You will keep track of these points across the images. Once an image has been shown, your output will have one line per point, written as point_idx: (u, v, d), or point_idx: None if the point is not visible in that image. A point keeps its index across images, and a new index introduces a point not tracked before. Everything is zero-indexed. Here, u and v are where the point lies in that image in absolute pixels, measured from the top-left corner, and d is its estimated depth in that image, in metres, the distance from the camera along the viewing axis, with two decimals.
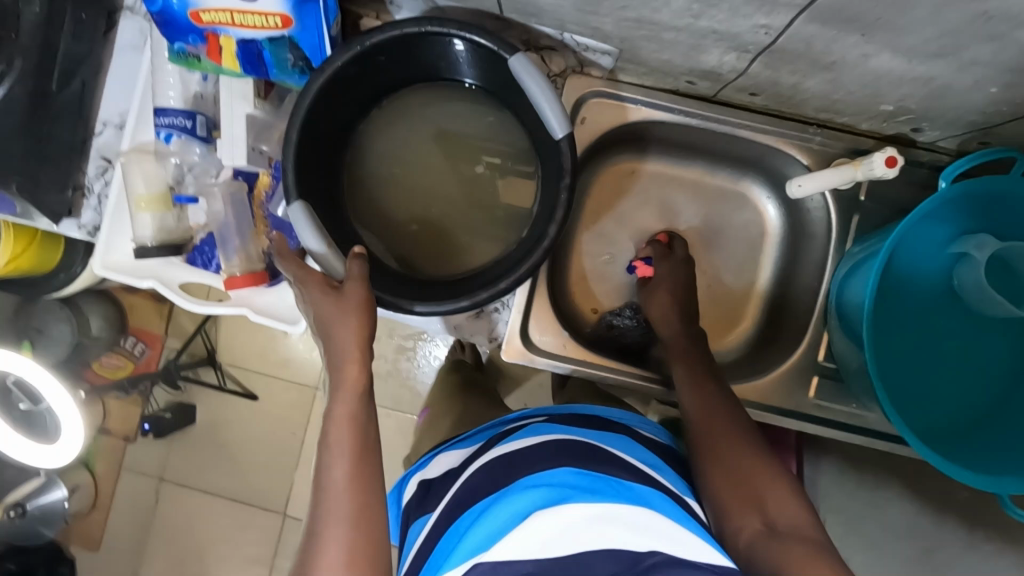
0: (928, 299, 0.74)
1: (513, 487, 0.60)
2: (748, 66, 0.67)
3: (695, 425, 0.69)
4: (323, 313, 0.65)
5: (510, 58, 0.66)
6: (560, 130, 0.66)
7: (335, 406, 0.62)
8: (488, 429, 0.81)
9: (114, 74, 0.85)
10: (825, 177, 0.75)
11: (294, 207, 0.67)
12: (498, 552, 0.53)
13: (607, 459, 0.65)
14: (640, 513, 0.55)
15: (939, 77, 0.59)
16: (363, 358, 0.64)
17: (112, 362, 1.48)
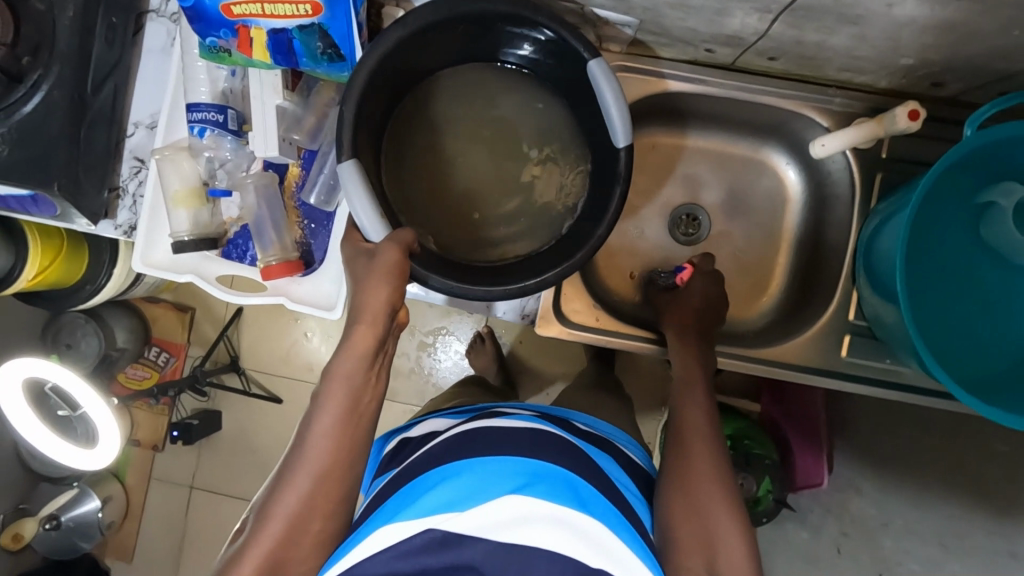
0: (957, 249, 0.75)
1: (493, 466, 0.63)
2: (770, 28, 0.68)
3: (682, 433, 0.70)
4: (356, 274, 0.68)
5: (590, 60, 0.70)
6: (622, 140, 0.72)
7: (336, 361, 0.64)
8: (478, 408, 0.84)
9: (143, 76, 0.87)
10: (848, 134, 0.76)
11: (346, 165, 0.69)
12: (454, 523, 0.57)
13: (585, 462, 0.67)
14: (595, 522, 0.59)
15: (963, 22, 0.59)
16: (376, 323, 0.65)
17: (139, 373, 1.55)
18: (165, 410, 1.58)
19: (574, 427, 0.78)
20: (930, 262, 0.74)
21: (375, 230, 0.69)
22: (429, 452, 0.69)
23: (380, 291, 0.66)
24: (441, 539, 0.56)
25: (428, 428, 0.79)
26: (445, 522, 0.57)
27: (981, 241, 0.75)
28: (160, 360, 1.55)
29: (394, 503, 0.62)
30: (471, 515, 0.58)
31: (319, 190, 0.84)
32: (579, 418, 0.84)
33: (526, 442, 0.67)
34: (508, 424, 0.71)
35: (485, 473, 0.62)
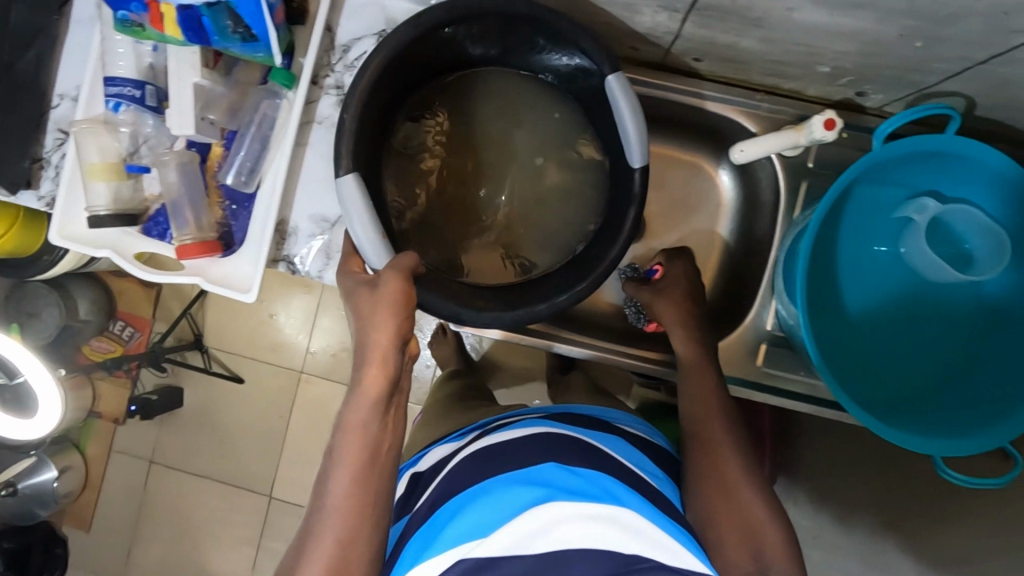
0: (874, 264, 0.75)
1: (511, 481, 0.63)
2: (681, 27, 0.67)
3: (696, 445, 0.72)
4: (361, 308, 0.69)
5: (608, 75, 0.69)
6: (638, 160, 0.72)
7: (347, 413, 0.65)
8: (477, 427, 0.83)
9: (72, 47, 0.86)
10: (768, 142, 0.74)
11: (346, 180, 0.70)
12: (483, 547, 0.56)
13: (601, 460, 0.67)
14: (629, 513, 0.58)
15: (865, 30, 0.57)
16: (383, 362, 0.66)
17: (102, 346, 1.53)
18: (127, 385, 1.56)
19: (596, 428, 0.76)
20: (842, 280, 0.75)
21: (377, 256, 0.71)
22: (451, 476, 0.69)
23: (387, 326, 0.66)
24: (476, 565, 0.55)
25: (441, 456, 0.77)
26: (476, 548, 0.56)
27: (901, 258, 0.75)
28: (125, 334, 1.55)
29: (428, 533, 0.62)
30: (499, 534, 0.56)
31: (237, 170, 0.84)
32: (617, 418, 0.82)
33: (537, 452, 0.67)
34: (509, 438, 0.71)
35: (495, 492, 0.62)
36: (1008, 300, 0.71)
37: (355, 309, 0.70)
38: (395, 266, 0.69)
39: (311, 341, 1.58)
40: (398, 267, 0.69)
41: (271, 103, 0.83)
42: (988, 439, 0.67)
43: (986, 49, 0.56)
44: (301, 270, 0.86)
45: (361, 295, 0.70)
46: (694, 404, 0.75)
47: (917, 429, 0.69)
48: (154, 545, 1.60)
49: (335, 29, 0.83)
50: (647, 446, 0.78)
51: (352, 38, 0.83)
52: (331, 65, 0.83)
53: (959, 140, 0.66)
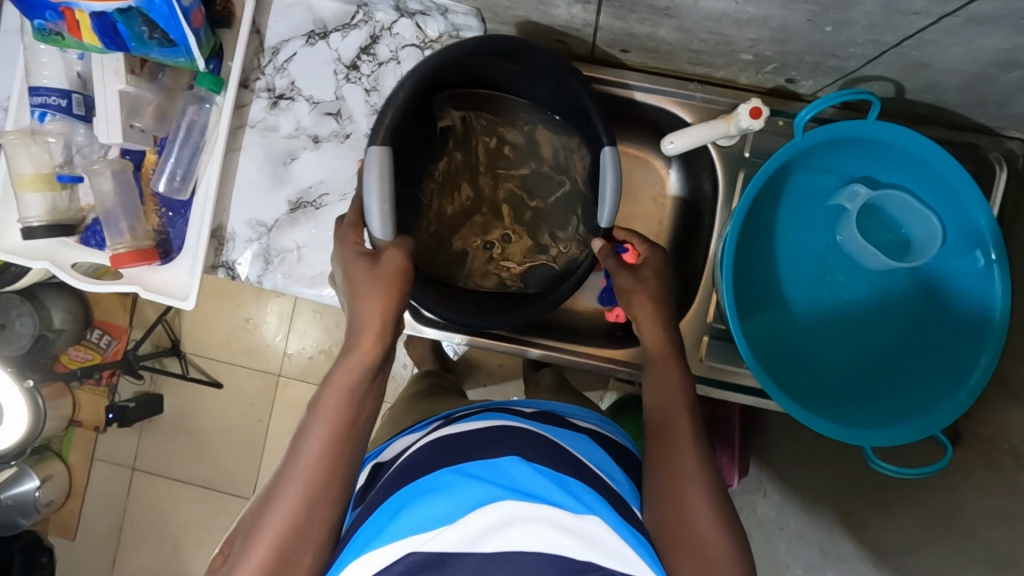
0: (812, 253, 0.74)
1: (467, 471, 0.58)
2: (598, 18, 0.66)
3: (654, 431, 0.69)
4: (357, 280, 0.67)
5: (608, 147, 0.72)
6: (605, 220, 0.76)
7: (335, 371, 0.63)
8: (434, 418, 0.79)
9: (2, 58, 0.85)
10: (696, 133, 0.74)
11: (374, 150, 0.69)
12: (436, 542, 0.51)
13: (557, 454, 0.62)
14: (591, 520, 0.54)
15: (771, 17, 0.57)
16: (381, 333, 0.65)
17: (81, 355, 1.52)
18: (106, 392, 1.54)
19: (563, 425, 0.72)
20: (779, 272, 0.74)
21: (386, 232, 0.69)
22: (397, 468, 0.64)
23: (383, 300, 0.65)
24: (424, 562, 0.50)
25: (400, 447, 0.71)
26: (427, 542, 0.51)
27: (839, 247, 0.74)
28: (103, 342, 1.52)
29: (371, 524, 0.57)
30: (453, 530, 0.52)
31: (170, 177, 0.84)
32: (579, 413, 0.78)
33: (503, 445, 0.62)
34: (471, 430, 0.65)
35: (448, 483, 0.57)
36: (945, 289, 0.70)
37: (350, 280, 0.68)
38: (399, 245, 0.68)
39: (288, 342, 1.57)
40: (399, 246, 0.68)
41: (200, 108, 0.83)
42: (918, 428, 0.67)
43: (894, 32, 0.55)
44: (241, 276, 0.85)
45: (352, 265, 0.68)
46: (658, 398, 0.70)
47: (847, 421, 0.69)
48: (138, 551, 1.60)
49: (264, 31, 0.82)
50: (611, 442, 0.74)
51: (281, 40, 0.82)
52: (262, 67, 0.83)
53: (883, 125, 0.65)
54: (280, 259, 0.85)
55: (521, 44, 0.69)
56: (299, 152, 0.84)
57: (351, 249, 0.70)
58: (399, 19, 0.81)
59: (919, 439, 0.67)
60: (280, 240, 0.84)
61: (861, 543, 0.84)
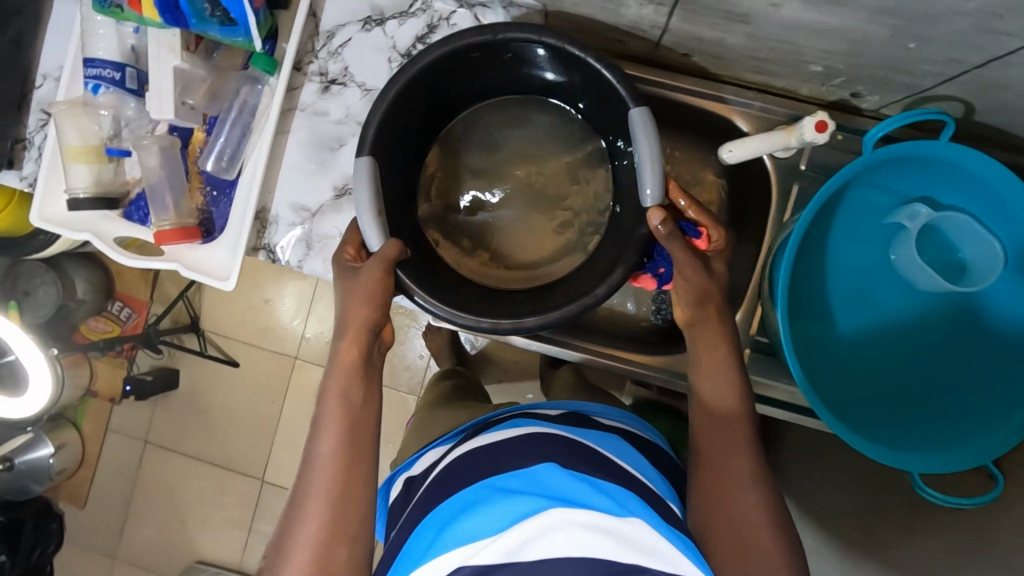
0: (865, 274, 0.73)
1: (506, 482, 0.58)
2: (667, 21, 0.65)
3: (697, 438, 0.68)
4: (344, 286, 0.71)
5: (634, 109, 0.66)
6: (650, 198, 0.67)
7: (328, 381, 0.69)
8: (467, 425, 0.79)
9: (55, 27, 0.85)
10: (757, 143, 0.72)
11: (361, 161, 0.69)
12: (483, 555, 0.52)
13: (590, 458, 0.62)
14: (632, 522, 0.53)
15: (850, 30, 0.56)
16: (360, 337, 0.70)
17: (100, 326, 1.55)
18: (123, 363, 1.58)
19: (593, 426, 0.72)
20: (830, 289, 0.73)
21: (379, 239, 0.70)
22: (445, 475, 0.65)
23: (362, 309, 0.70)
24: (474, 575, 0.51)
25: (432, 460, 0.73)
26: (473, 555, 0.52)
27: (892, 266, 0.72)
28: (123, 315, 1.56)
29: (421, 540, 0.58)
30: (501, 539, 0.52)
31: (218, 156, 0.82)
32: (605, 411, 0.78)
33: (537, 451, 0.62)
34: (506, 437, 0.66)
35: (495, 492, 0.58)
36: (1001, 317, 0.68)
37: (340, 290, 0.72)
38: (379, 257, 0.69)
39: (307, 326, 1.57)
40: (391, 248, 0.70)
41: (252, 89, 0.82)
42: (964, 457, 0.66)
43: (979, 52, 0.54)
44: (281, 260, 0.85)
45: (340, 277, 0.73)
46: (702, 411, 0.70)
47: (896, 445, 0.68)
48: (145, 523, 1.61)
49: (320, 15, 0.82)
50: (641, 443, 0.74)
51: (337, 25, 0.81)
52: (316, 50, 0.82)
53: (953, 147, 0.63)
54: (320, 246, 0.84)
55: (452, 36, 0.67)
56: (347, 138, 0.83)
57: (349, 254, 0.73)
58: (457, 10, 0.79)
59: (965, 468, 0.66)
60: (322, 226, 0.84)
61: (883, 564, 0.83)
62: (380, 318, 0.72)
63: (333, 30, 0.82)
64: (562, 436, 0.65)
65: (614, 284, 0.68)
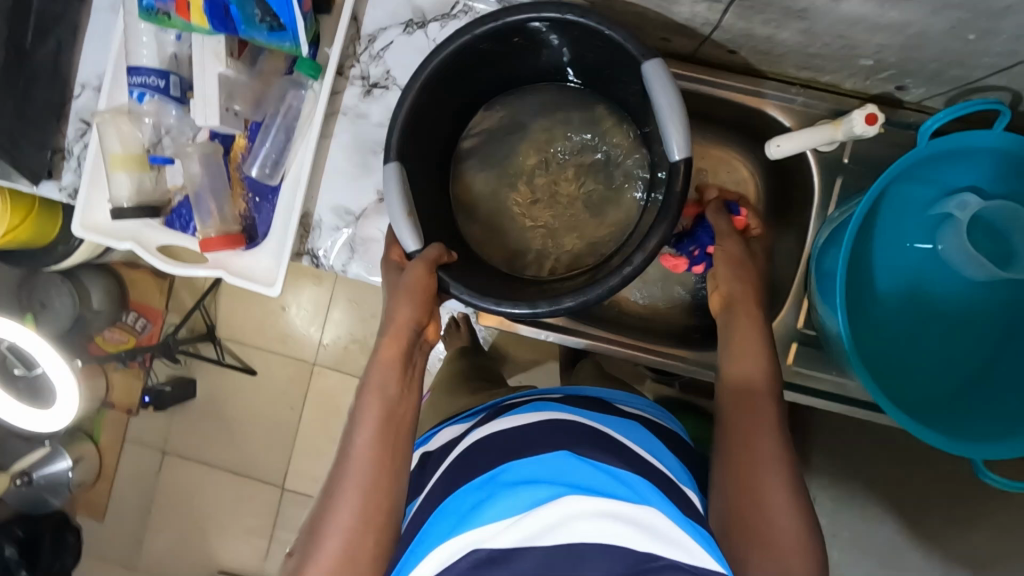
0: (913, 265, 0.73)
1: (525, 467, 0.57)
2: (721, 18, 0.66)
3: (723, 421, 0.68)
4: (393, 282, 0.74)
5: (641, 58, 0.64)
6: (678, 150, 0.64)
7: (371, 376, 0.67)
8: (486, 407, 0.79)
9: (92, 34, 0.84)
10: (803, 137, 0.73)
11: (390, 167, 0.70)
12: (498, 540, 0.50)
13: (610, 448, 0.61)
14: (651, 513, 0.52)
15: (911, 23, 0.56)
16: (403, 339, 0.69)
17: (115, 337, 1.53)
18: (138, 373, 1.56)
19: (615, 415, 0.72)
20: (879, 281, 0.73)
21: (416, 242, 0.72)
22: (465, 460, 0.63)
23: (408, 308, 0.70)
24: (488, 558, 0.49)
25: (450, 439, 0.73)
26: (487, 538, 0.50)
27: (937, 255, 0.73)
28: (138, 325, 1.54)
29: (433, 525, 0.56)
30: (519, 524, 0.50)
31: (262, 163, 0.82)
32: (625, 399, 0.78)
33: (555, 438, 0.61)
34: (527, 424, 0.65)
35: (514, 477, 0.56)
36: None
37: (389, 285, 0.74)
38: (423, 259, 0.71)
39: (323, 332, 1.55)
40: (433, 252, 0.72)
41: (297, 94, 0.81)
42: None
43: None
44: (325, 265, 0.85)
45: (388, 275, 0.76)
46: (729, 393, 0.69)
47: (953, 434, 0.68)
48: (164, 534, 1.60)
49: (361, 18, 0.82)
50: (661, 431, 0.74)
51: (378, 28, 0.82)
52: (358, 54, 0.82)
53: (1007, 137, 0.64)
54: (363, 249, 0.84)
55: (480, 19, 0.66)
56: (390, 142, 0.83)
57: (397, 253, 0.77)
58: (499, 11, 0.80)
59: None
60: (366, 230, 0.84)
61: None
62: (428, 318, 0.72)
63: (372, 32, 0.82)
64: (587, 426, 0.65)
65: (653, 252, 0.64)
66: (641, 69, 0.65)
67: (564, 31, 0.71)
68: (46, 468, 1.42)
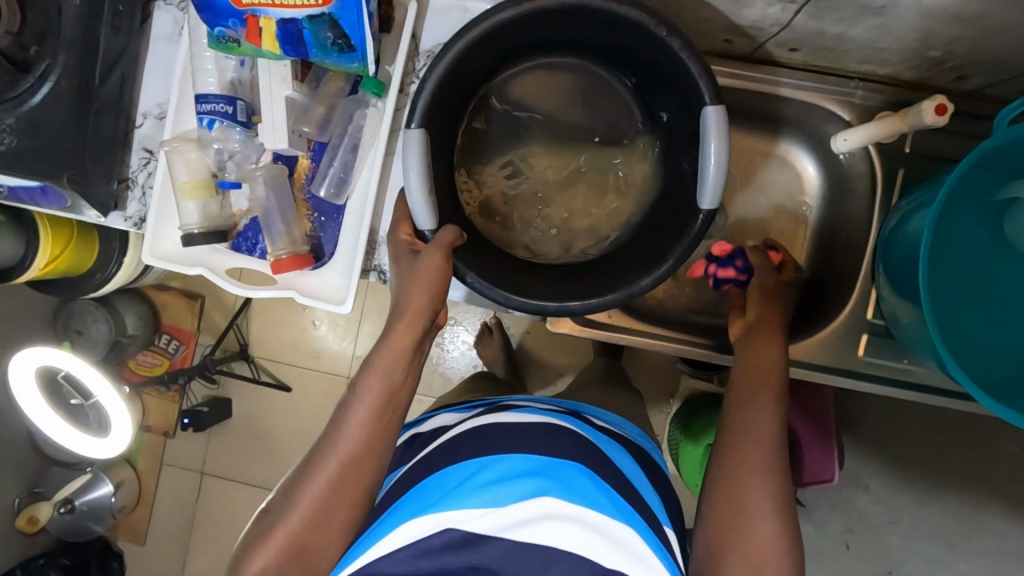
0: (981, 250, 0.74)
1: (523, 466, 0.64)
2: (792, 18, 0.67)
3: (728, 400, 0.71)
4: (402, 269, 0.71)
5: (712, 108, 0.68)
6: (707, 203, 0.71)
7: (376, 355, 0.66)
8: (483, 403, 0.82)
9: (152, 64, 0.86)
10: (869, 129, 0.75)
11: (413, 133, 0.71)
12: (472, 524, 0.58)
13: (596, 457, 0.67)
14: (622, 529, 0.59)
15: (996, 13, 0.58)
16: (415, 326, 0.68)
17: (149, 360, 1.54)
18: (176, 397, 1.59)
19: (595, 424, 0.76)
20: (953, 266, 0.73)
21: (430, 223, 0.73)
22: (452, 444, 0.69)
23: (424, 296, 0.68)
24: (461, 539, 0.57)
25: (442, 424, 0.76)
26: (463, 521, 0.58)
27: (1005, 239, 0.73)
28: (171, 348, 1.55)
29: (421, 494, 0.63)
30: (499, 515, 0.59)
31: (329, 182, 0.83)
32: (597, 411, 0.82)
33: (548, 441, 0.67)
34: (528, 422, 0.70)
35: (506, 471, 0.63)
36: None
37: (398, 272, 0.72)
38: (436, 241, 0.70)
39: (357, 346, 1.56)
40: (446, 233, 0.71)
41: (362, 113, 0.82)
42: None
43: None
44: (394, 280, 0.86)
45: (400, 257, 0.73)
46: (744, 377, 0.71)
47: None
48: (206, 555, 1.60)
49: (420, 35, 0.82)
50: (625, 441, 0.78)
51: (436, 44, 0.83)
52: (416, 70, 0.83)
53: None
54: None
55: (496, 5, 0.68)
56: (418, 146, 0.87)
57: (403, 241, 0.75)
58: None
59: None
60: None
61: None
62: (440, 303, 0.70)
63: (428, 47, 0.83)
64: (578, 434, 0.70)
65: (661, 276, 0.71)
66: (705, 114, 0.69)
67: (592, 17, 0.73)
68: (89, 493, 1.44)
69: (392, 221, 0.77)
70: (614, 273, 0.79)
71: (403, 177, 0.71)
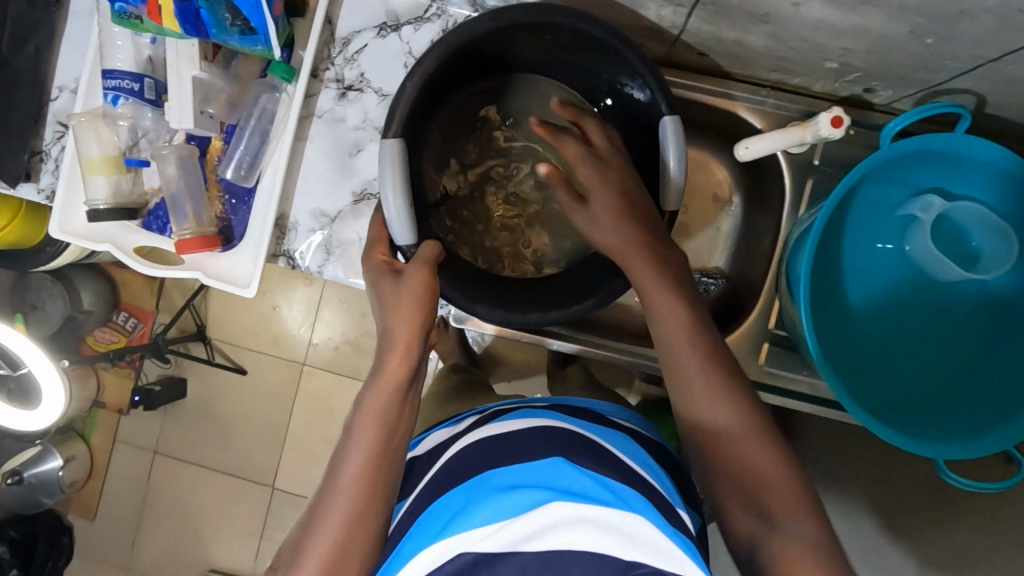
0: (879, 267, 0.74)
1: (523, 471, 0.56)
2: (687, 22, 0.67)
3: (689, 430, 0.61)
4: (383, 291, 0.68)
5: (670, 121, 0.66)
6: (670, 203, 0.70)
7: (365, 395, 0.61)
8: (468, 415, 0.77)
9: (70, 39, 0.85)
10: (771, 139, 0.74)
11: (389, 143, 0.68)
12: (485, 543, 0.50)
13: (599, 454, 0.60)
14: (636, 519, 0.51)
15: (873, 27, 0.57)
16: (408, 348, 0.63)
17: (106, 336, 1.53)
18: (131, 374, 1.56)
19: (603, 425, 0.71)
20: (846, 283, 0.74)
21: (409, 237, 0.70)
22: (447, 465, 0.62)
23: (410, 317, 0.64)
24: (475, 562, 0.49)
25: (435, 442, 0.71)
26: (477, 542, 0.50)
27: (904, 255, 0.74)
28: (128, 325, 1.53)
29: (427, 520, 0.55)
30: (512, 525, 0.50)
31: (236, 164, 0.83)
32: (614, 410, 0.77)
33: (546, 445, 0.59)
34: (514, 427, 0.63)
35: (511, 480, 0.55)
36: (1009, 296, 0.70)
37: (380, 297, 0.68)
38: (421, 258, 0.68)
39: (313, 332, 1.55)
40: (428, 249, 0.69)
41: (271, 96, 0.83)
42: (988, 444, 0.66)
43: (996, 46, 0.56)
44: (302, 266, 0.85)
45: (375, 275, 0.70)
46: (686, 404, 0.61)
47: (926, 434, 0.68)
48: (157, 534, 1.60)
49: (336, 22, 0.82)
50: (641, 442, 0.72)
51: (352, 32, 0.82)
52: (332, 58, 0.83)
53: (967, 138, 0.64)
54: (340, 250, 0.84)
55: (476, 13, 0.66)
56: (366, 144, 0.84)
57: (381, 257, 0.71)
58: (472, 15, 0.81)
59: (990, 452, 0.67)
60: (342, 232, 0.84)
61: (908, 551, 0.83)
62: (429, 322, 0.66)
63: (343, 35, 0.82)
64: (577, 435, 0.63)
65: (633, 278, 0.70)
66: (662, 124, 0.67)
67: (550, 34, 0.70)
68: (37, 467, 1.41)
69: (367, 242, 0.73)
70: (581, 284, 0.77)
71: (382, 205, 0.69)
